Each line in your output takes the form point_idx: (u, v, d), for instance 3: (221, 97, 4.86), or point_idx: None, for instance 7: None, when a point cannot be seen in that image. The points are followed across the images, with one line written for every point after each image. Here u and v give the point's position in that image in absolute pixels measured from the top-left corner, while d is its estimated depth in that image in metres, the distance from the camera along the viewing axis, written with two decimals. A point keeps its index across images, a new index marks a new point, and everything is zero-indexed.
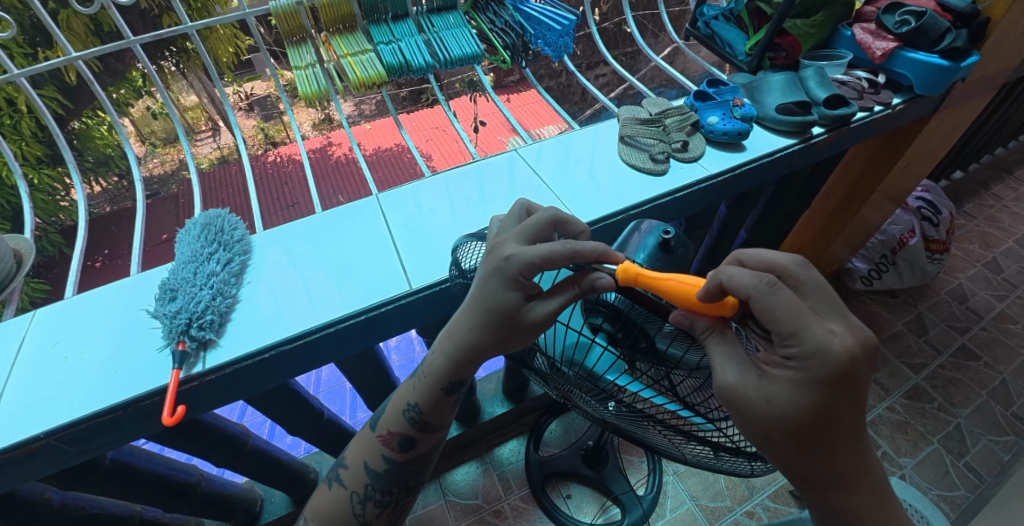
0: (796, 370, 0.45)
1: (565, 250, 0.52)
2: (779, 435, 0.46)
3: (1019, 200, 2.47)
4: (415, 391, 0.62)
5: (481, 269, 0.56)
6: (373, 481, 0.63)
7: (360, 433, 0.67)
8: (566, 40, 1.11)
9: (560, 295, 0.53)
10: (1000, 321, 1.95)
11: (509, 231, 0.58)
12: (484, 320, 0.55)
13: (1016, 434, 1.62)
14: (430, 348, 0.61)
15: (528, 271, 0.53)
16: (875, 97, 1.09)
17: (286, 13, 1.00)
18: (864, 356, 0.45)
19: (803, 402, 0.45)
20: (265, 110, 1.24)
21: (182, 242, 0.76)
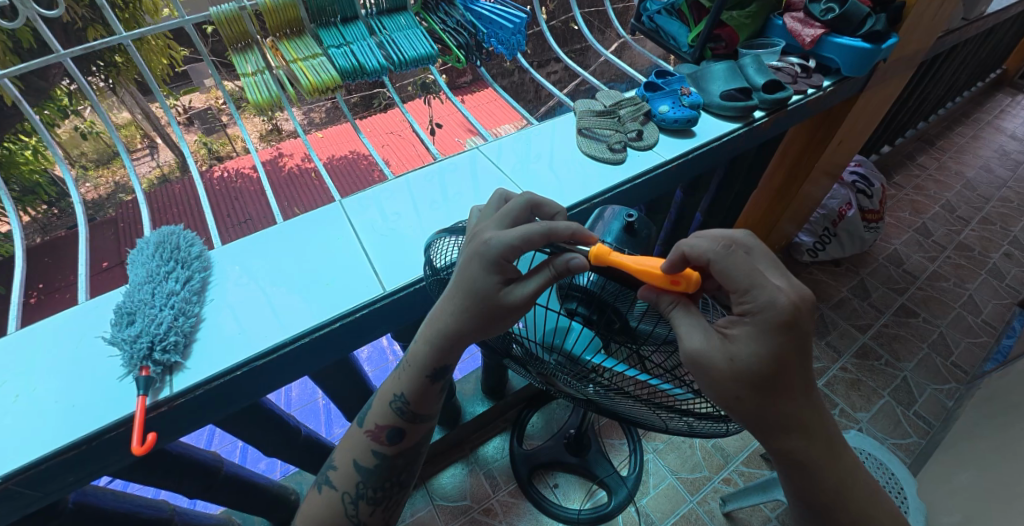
0: (750, 326, 0.50)
1: (542, 231, 0.54)
2: (742, 388, 0.50)
3: (940, 169, 2.70)
4: (402, 382, 0.63)
5: (462, 256, 0.58)
6: (365, 478, 0.63)
7: (348, 433, 0.67)
8: (518, 37, 1.14)
9: (538, 276, 0.55)
10: (932, 279, 2.13)
11: (487, 220, 0.61)
12: (467, 306, 0.57)
13: (956, 381, 1.77)
14: (416, 340, 0.63)
15: (509, 254, 0.55)
16: (808, 81, 1.17)
17: (229, 19, 0.98)
18: (804, 308, 0.50)
19: (761, 353, 0.49)
20: (208, 123, 1.10)
21: (135, 263, 0.72)
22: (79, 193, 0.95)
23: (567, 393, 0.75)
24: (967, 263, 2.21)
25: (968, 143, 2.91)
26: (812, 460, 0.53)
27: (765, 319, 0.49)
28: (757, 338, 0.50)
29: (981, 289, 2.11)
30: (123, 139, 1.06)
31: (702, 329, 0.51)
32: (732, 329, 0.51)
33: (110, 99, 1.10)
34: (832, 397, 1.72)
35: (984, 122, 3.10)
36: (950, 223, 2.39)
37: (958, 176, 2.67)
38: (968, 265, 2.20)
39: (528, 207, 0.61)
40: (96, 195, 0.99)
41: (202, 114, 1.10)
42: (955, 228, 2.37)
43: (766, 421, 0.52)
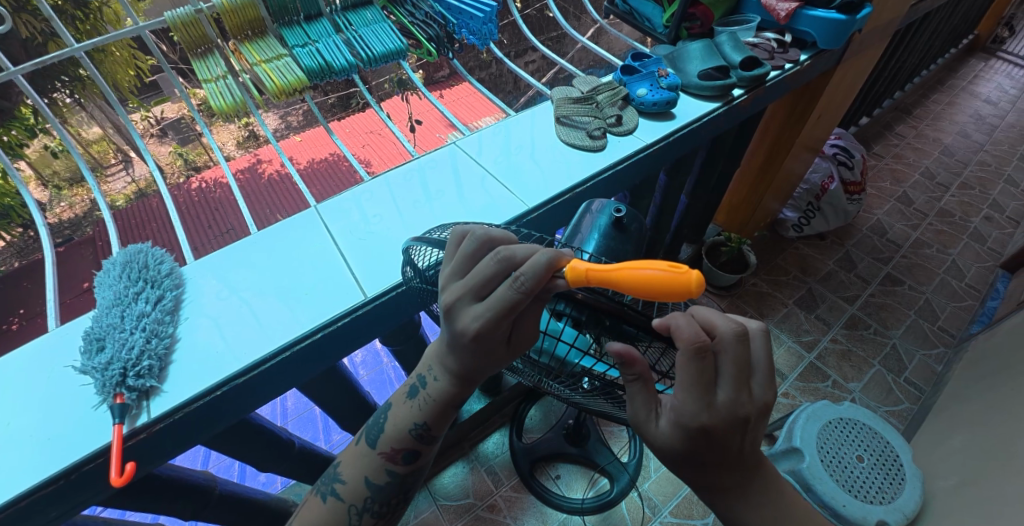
0: (674, 423, 0.50)
1: (515, 296, 0.49)
2: (669, 458, 0.53)
3: (918, 137, 2.72)
4: (417, 412, 0.60)
5: (449, 336, 0.54)
6: (375, 493, 0.60)
7: (354, 445, 0.63)
8: (489, 27, 1.11)
9: (533, 322, 0.53)
10: (915, 247, 2.15)
11: (458, 287, 0.53)
12: (472, 370, 0.56)
13: (944, 345, 1.80)
14: (433, 376, 0.59)
15: (497, 326, 0.51)
16: (785, 56, 1.16)
17: (186, 23, 0.94)
18: (728, 423, 0.49)
19: (678, 446, 0.51)
20: (181, 133, 1.05)
21: (101, 285, 0.68)
22: (40, 217, 0.90)
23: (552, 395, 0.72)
24: (949, 229, 2.24)
25: (944, 110, 2.94)
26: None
27: (690, 424, 0.49)
28: (680, 436, 0.50)
29: (964, 253, 2.14)
30: (95, 156, 1.02)
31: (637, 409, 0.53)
32: (665, 413, 0.52)
33: (79, 115, 1.06)
34: (824, 369, 1.73)
35: (958, 88, 3.13)
36: (930, 190, 2.41)
37: (936, 142, 2.70)
38: (949, 231, 2.23)
39: (501, 265, 0.50)
40: (73, 213, 0.93)
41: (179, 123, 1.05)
42: (935, 194, 2.40)
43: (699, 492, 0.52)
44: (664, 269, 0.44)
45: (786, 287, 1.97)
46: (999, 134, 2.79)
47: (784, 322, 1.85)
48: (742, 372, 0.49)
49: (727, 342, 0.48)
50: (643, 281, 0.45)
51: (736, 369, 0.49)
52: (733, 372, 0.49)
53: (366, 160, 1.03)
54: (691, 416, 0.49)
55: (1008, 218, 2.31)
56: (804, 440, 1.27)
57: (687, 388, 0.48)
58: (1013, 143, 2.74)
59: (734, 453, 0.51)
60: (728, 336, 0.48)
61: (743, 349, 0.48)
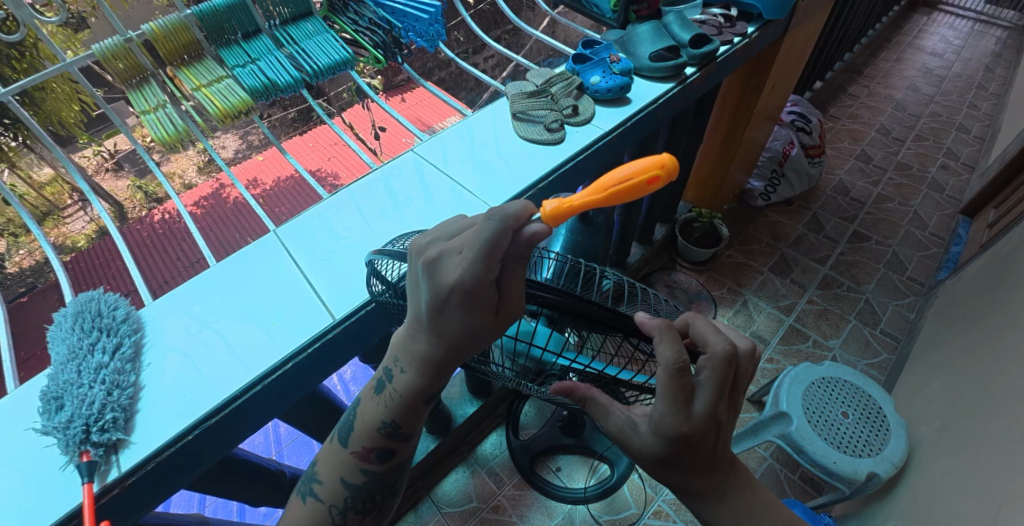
0: (652, 433, 0.51)
1: (498, 228, 0.43)
2: (647, 465, 0.54)
3: (871, 96, 2.80)
4: (386, 406, 0.55)
5: (427, 296, 0.48)
6: (354, 493, 0.56)
7: (327, 444, 0.58)
8: (435, 28, 1.08)
9: (519, 283, 0.47)
10: (879, 202, 2.21)
11: (444, 242, 0.48)
12: (453, 345, 0.50)
13: (914, 294, 1.86)
14: (399, 368, 0.54)
15: (478, 279, 0.45)
16: (732, 30, 1.17)
17: (116, 53, 0.89)
18: (705, 430, 0.50)
19: (655, 454, 0.52)
20: (135, 164, 1.10)
21: (53, 340, 0.64)
22: None
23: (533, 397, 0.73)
24: (908, 181, 2.31)
25: (892, 67, 3.03)
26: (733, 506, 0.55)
27: (668, 434, 0.50)
28: (658, 445, 0.51)
29: (925, 203, 2.21)
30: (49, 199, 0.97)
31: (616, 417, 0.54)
32: (644, 421, 0.53)
33: (27, 158, 0.92)
34: (804, 331, 1.77)
35: (904, 44, 3.22)
36: (887, 146, 2.48)
37: (888, 99, 2.78)
38: (909, 183, 2.30)
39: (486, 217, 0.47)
40: (33, 260, 0.89)
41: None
42: (892, 149, 2.47)
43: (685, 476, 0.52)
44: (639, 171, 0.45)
45: (760, 255, 2.00)
46: (946, 85, 2.89)
47: (762, 290, 1.89)
48: (724, 388, 0.50)
49: (716, 361, 0.50)
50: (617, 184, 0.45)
51: (721, 386, 0.50)
52: (716, 388, 0.50)
53: (336, 171, 1.04)
54: (671, 425, 0.50)
55: (962, 164, 2.39)
56: (790, 403, 1.29)
57: (667, 399, 0.49)
58: (961, 92, 2.84)
59: (707, 459, 0.52)
60: (718, 354, 0.50)
61: (731, 367, 0.50)
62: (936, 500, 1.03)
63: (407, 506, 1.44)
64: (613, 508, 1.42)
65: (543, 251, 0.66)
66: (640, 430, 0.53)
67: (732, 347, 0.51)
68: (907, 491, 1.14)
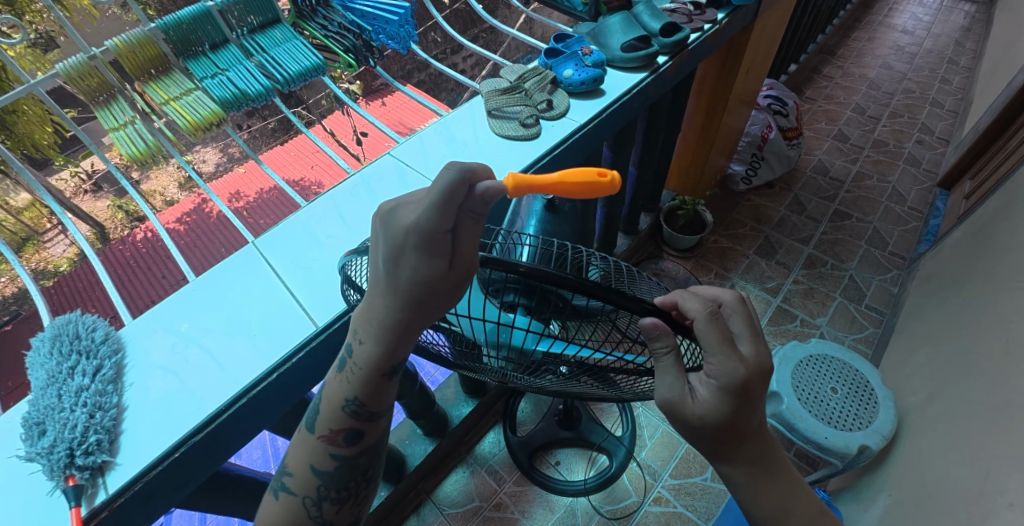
0: (716, 389, 0.50)
1: (455, 178, 0.43)
2: (705, 434, 0.52)
3: (845, 76, 2.83)
4: (349, 385, 0.54)
5: (386, 247, 0.48)
6: (326, 480, 0.55)
7: (297, 435, 0.57)
8: (406, 29, 1.10)
9: (476, 237, 0.47)
10: (858, 180, 2.24)
11: (406, 196, 0.49)
12: (410, 304, 0.50)
13: (897, 268, 1.89)
14: (358, 340, 0.54)
15: (433, 228, 0.46)
16: (703, 17, 1.18)
17: (82, 73, 0.87)
18: (761, 379, 0.50)
19: (720, 413, 0.50)
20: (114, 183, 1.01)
21: (32, 366, 0.62)
22: None
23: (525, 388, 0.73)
24: (886, 158, 2.34)
25: (865, 46, 3.07)
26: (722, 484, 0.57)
27: (729, 384, 0.49)
28: (721, 399, 0.50)
29: (902, 179, 2.24)
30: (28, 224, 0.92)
31: (669, 382, 0.52)
32: (701, 382, 0.51)
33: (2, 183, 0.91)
34: (791, 311, 1.80)
35: (875, 24, 3.27)
36: (863, 124, 2.52)
37: (862, 78, 2.82)
38: (886, 160, 2.34)
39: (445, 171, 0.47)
40: (15, 287, 0.86)
41: (109, 176, 1.00)
42: (868, 127, 2.50)
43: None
44: (595, 176, 0.49)
45: (745, 239, 2.02)
46: (918, 62, 2.93)
47: (748, 273, 1.90)
48: (757, 333, 0.53)
49: (733, 306, 0.54)
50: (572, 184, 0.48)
51: (755, 329, 0.53)
52: (752, 332, 0.53)
53: (320, 179, 1.03)
54: (733, 374, 0.49)
55: (937, 139, 2.43)
56: (780, 383, 1.31)
57: (718, 345, 0.50)
58: (932, 68, 2.88)
59: (754, 427, 0.53)
60: (733, 301, 0.55)
61: (751, 310, 0.54)
62: (926, 469, 1.05)
63: (409, 509, 1.44)
64: (613, 498, 1.43)
65: (514, 238, 0.71)
66: (699, 391, 0.51)
67: (740, 293, 0.55)
68: (899, 462, 1.15)
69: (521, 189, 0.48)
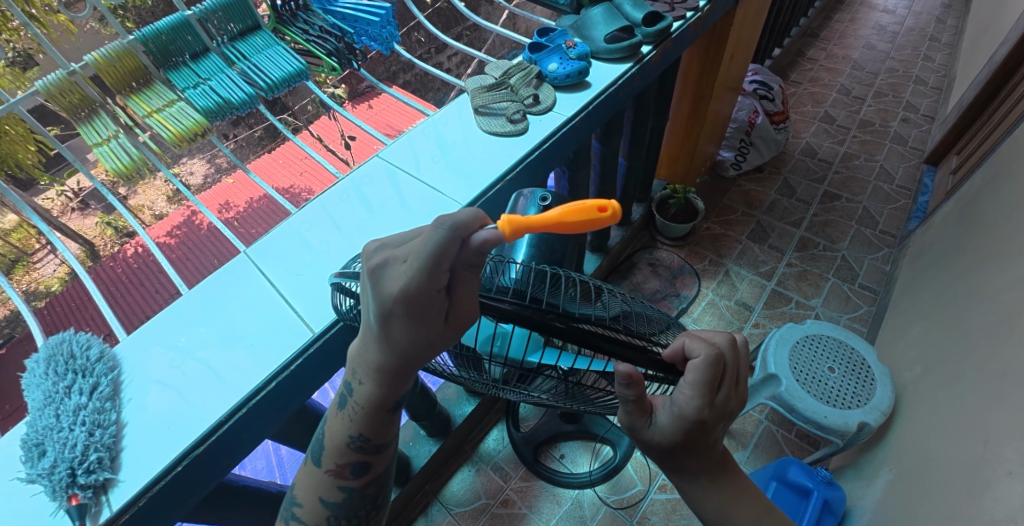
0: (676, 418, 0.52)
1: (447, 236, 0.40)
2: (663, 451, 0.55)
3: (829, 57, 2.85)
4: (351, 421, 0.53)
5: (375, 304, 0.46)
6: (336, 511, 0.55)
7: (303, 465, 0.57)
8: (388, 30, 1.10)
9: (471, 286, 0.45)
10: (846, 161, 2.26)
11: (392, 248, 0.46)
12: (407, 352, 0.48)
13: (887, 246, 1.91)
14: (358, 380, 0.52)
15: (425, 290, 0.43)
16: (684, 5, 1.18)
17: (62, 88, 0.86)
18: (715, 414, 0.52)
19: (678, 438, 0.53)
20: (101, 202, 1.03)
21: (28, 386, 0.62)
22: None
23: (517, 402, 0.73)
24: (872, 137, 2.36)
25: (847, 28, 3.08)
26: (722, 465, 0.58)
27: (691, 417, 0.51)
28: (677, 427, 0.52)
29: (889, 157, 2.26)
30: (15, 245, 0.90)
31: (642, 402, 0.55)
32: (664, 409, 0.53)
33: None
34: (786, 293, 1.81)
35: (856, 4, 3.29)
36: (849, 105, 2.53)
37: (846, 59, 2.83)
38: (873, 139, 2.35)
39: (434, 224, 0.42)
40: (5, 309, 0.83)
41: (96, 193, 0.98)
42: (854, 108, 2.52)
43: (675, 444, 0.54)
44: (595, 210, 0.46)
45: (737, 224, 2.03)
46: (900, 41, 2.95)
47: (742, 258, 1.91)
48: (735, 377, 0.54)
49: (728, 353, 0.54)
50: (566, 220, 0.45)
51: (734, 374, 0.54)
52: (731, 376, 0.53)
53: (310, 188, 1.02)
54: (694, 410, 0.51)
55: (922, 116, 2.45)
56: (778, 365, 1.32)
57: (697, 387, 0.51)
58: (914, 46, 2.90)
59: (709, 442, 0.54)
60: (726, 347, 0.54)
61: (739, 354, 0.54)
62: (926, 441, 1.06)
63: (416, 511, 1.44)
64: (619, 488, 1.44)
65: (505, 258, 0.60)
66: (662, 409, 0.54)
67: (735, 339, 0.55)
68: (898, 437, 1.17)
69: (518, 232, 0.45)
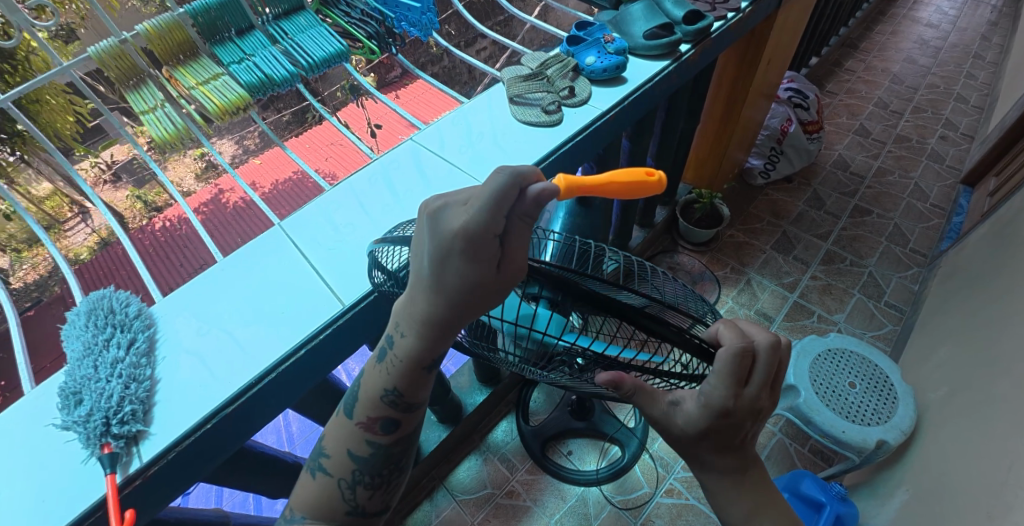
0: (703, 407, 0.52)
1: (507, 181, 0.42)
2: (690, 442, 0.55)
3: (868, 69, 2.78)
4: (387, 375, 0.54)
5: (430, 249, 0.47)
6: (361, 466, 0.55)
7: (334, 417, 0.58)
8: (428, 16, 1.12)
9: (525, 242, 0.46)
10: (879, 176, 2.20)
11: (450, 196, 0.47)
12: (454, 305, 0.49)
13: (917, 265, 1.87)
14: (400, 332, 0.53)
15: (483, 234, 0.44)
16: (726, 5, 1.17)
17: (113, 56, 0.89)
18: (744, 409, 0.52)
19: (704, 429, 0.53)
20: (134, 174, 0.94)
21: (68, 337, 0.64)
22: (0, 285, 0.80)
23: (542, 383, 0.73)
24: (908, 154, 2.30)
25: (888, 40, 3.01)
26: (740, 462, 0.57)
27: (717, 405, 0.51)
28: (705, 417, 0.52)
29: (925, 175, 2.20)
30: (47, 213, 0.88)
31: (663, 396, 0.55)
32: (692, 398, 0.53)
33: (24, 174, 0.88)
34: (808, 306, 1.78)
35: (899, 17, 3.20)
36: (885, 119, 2.47)
37: (885, 72, 2.76)
38: (909, 155, 2.29)
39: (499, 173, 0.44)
40: (36, 275, 0.83)
41: (130, 166, 0.94)
42: (891, 122, 2.45)
43: (695, 435, 0.54)
44: (644, 176, 0.49)
45: (762, 233, 2.00)
46: (943, 56, 2.87)
47: (765, 268, 1.89)
48: (771, 373, 0.52)
49: (767, 351, 0.52)
50: (618, 183, 0.48)
51: (770, 370, 0.52)
52: (766, 370, 0.51)
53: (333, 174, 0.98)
54: (719, 399, 0.51)
55: (961, 134, 2.38)
56: (798, 376, 1.30)
57: (721, 376, 0.50)
58: (958, 62, 2.82)
59: (737, 443, 0.54)
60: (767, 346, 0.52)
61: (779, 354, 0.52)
62: (947, 463, 1.04)
63: (422, 495, 1.45)
64: (625, 488, 1.43)
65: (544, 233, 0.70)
66: (688, 399, 0.54)
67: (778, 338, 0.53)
68: (918, 457, 1.14)
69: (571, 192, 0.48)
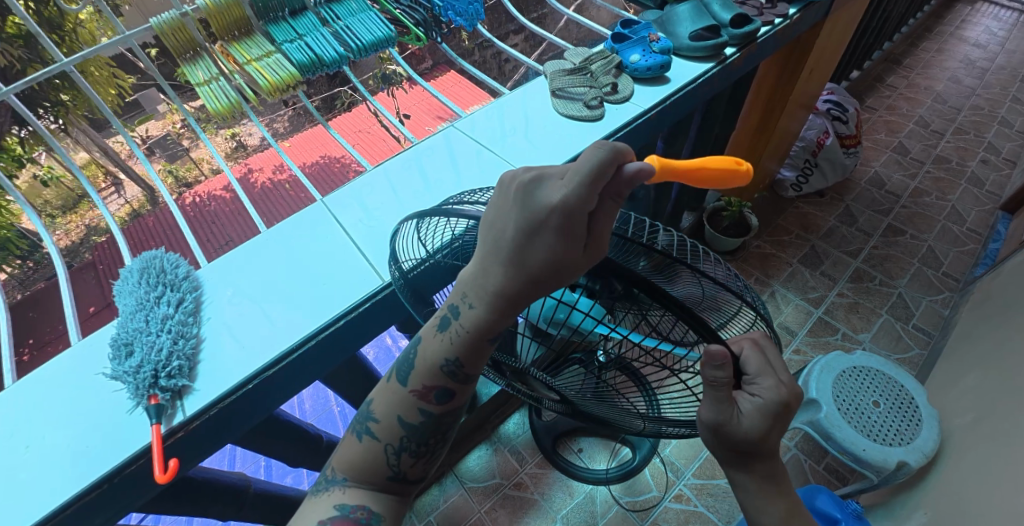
0: (762, 411, 0.55)
1: (609, 155, 0.43)
2: (743, 449, 0.56)
3: (910, 87, 2.71)
4: (448, 344, 0.55)
5: (518, 219, 0.49)
6: (410, 433, 0.56)
7: (385, 382, 0.59)
8: (474, 7, 1.13)
9: (611, 221, 0.48)
10: (915, 196, 2.15)
11: (541, 172, 0.50)
12: (532, 278, 0.50)
13: (950, 290, 1.82)
14: (467, 304, 0.53)
15: (576, 207, 0.46)
16: (774, 11, 1.16)
17: (172, 28, 0.92)
18: (791, 406, 0.56)
19: (762, 433, 0.55)
20: (167, 149, 0.96)
21: (121, 293, 0.67)
22: (49, 239, 0.84)
23: (546, 397, 0.75)
24: (947, 175, 2.24)
25: (933, 58, 2.93)
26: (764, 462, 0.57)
27: (774, 405, 0.55)
28: (762, 420, 0.55)
29: (963, 198, 2.14)
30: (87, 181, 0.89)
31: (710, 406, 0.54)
32: (745, 404, 0.55)
33: (65, 141, 0.89)
34: (833, 323, 1.75)
35: (946, 35, 3.11)
36: (925, 138, 2.41)
37: (928, 90, 2.69)
38: (948, 177, 2.23)
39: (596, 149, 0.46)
40: (70, 240, 0.85)
41: (163, 141, 0.96)
42: (931, 142, 2.39)
43: (755, 439, 0.55)
44: (733, 165, 0.50)
45: (790, 247, 1.97)
46: (990, 77, 2.78)
47: (791, 281, 1.86)
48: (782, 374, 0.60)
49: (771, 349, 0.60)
50: (709, 170, 0.50)
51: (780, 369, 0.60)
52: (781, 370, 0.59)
53: (361, 157, 0.99)
54: (773, 400, 0.55)
55: (1004, 159, 2.31)
56: (820, 390, 1.29)
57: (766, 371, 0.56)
58: (1005, 85, 2.73)
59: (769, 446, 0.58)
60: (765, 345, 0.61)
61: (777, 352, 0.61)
62: (970, 489, 1.02)
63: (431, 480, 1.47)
64: (633, 490, 1.43)
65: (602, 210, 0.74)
66: (745, 409, 0.55)
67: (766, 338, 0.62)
68: (939, 481, 1.12)
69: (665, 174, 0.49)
